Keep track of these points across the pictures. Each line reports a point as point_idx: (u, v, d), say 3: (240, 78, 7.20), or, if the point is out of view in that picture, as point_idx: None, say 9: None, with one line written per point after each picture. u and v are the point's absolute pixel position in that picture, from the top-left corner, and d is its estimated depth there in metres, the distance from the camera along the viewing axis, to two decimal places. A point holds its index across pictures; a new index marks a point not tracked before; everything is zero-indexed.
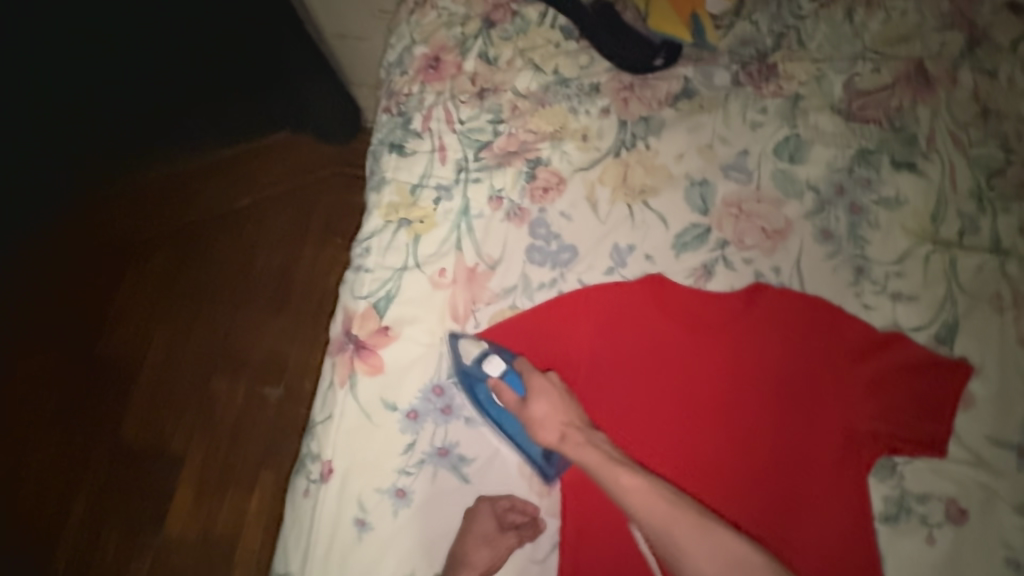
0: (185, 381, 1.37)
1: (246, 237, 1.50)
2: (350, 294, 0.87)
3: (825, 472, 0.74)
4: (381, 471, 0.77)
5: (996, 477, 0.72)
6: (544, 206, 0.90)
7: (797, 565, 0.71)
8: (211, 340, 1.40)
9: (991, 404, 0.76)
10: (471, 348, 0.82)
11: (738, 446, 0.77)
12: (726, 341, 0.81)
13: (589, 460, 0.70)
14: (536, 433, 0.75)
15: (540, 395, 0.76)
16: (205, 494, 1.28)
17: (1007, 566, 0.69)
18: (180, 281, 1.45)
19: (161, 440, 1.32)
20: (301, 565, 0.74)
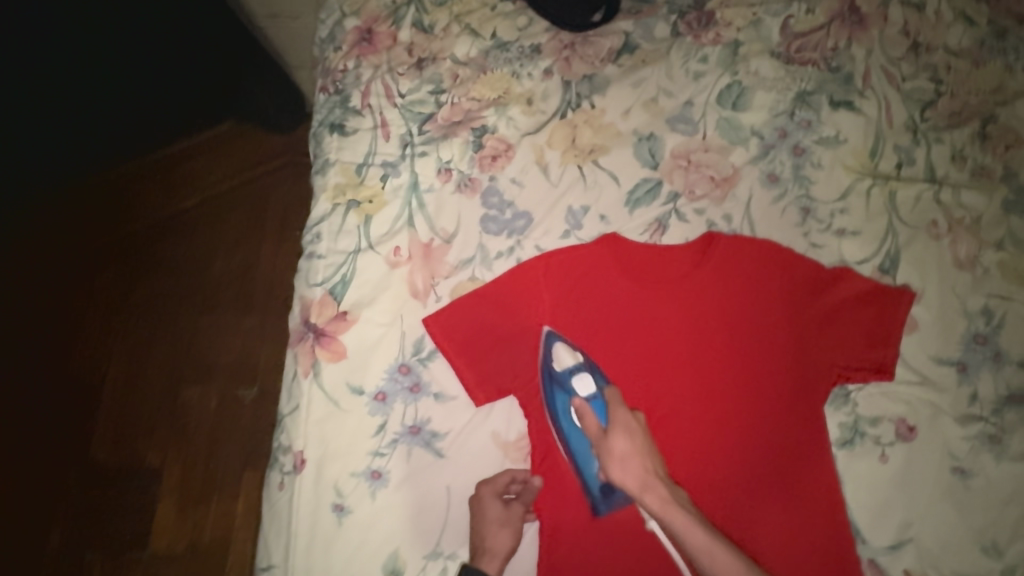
0: (152, 394, 1.32)
1: (197, 240, 1.43)
2: (304, 282, 0.85)
3: (806, 482, 0.74)
4: (354, 455, 0.76)
5: (940, 394, 0.77)
6: (494, 173, 0.89)
7: (769, 502, 0.74)
8: (175, 350, 1.35)
9: (933, 326, 0.80)
10: (564, 354, 0.78)
11: (709, 405, 0.77)
12: (700, 329, 0.80)
13: (677, 525, 0.68)
14: (612, 469, 0.72)
15: (623, 429, 0.74)
16: (186, 504, 1.26)
17: (954, 474, 0.73)
18: (134, 294, 1.39)
19: (134, 457, 1.28)
20: (283, 556, 0.74)
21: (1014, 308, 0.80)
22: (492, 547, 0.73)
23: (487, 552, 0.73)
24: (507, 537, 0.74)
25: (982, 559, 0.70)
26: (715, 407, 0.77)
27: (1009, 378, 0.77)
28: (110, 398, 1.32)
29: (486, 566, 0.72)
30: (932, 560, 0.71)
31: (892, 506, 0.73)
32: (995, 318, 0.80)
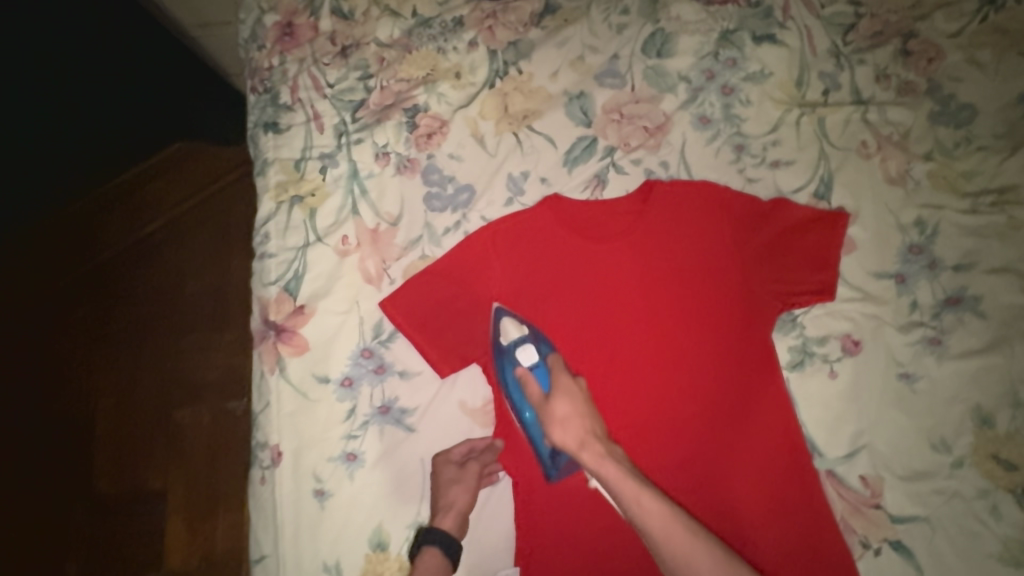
0: (146, 420, 1.32)
1: (167, 263, 1.40)
2: (259, 283, 0.86)
3: (742, 420, 0.77)
4: (329, 441, 0.79)
5: (882, 306, 0.80)
6: (431, 151, 0.90)
7: (728, 433, 0.77)
8: (162, 374, 1.35)
9: (870, 242, 0.82)
10: (511, 327, 0.78)
11: (663, 348, 0.80)
12: (640, 291, 0.82)
13: (609, 478, 0.67)
14: (552, 433, 0.72)
15: (564, 395, 0.74)
16: (194, 520, 1.26)
17: (899, 380, 0.77)
18: (114, 327, 1.37)
19: (139, 482, 1.28)
20: (273, 546, 0.76)
21: (945, 215, 0.83)
22: (447, 504, 0.75)
23: (444, 508, 0.75)
24: (463, 493, 0.76)
25: (933, 455, 0.74)
26: (668, 354, 0.79)
27: (946, 282, 0.80)
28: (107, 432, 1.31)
29: (441, 521, 0.75)
30: (885, 463, 0.75)
31: (845, 417, 0.76)
32: (928, 227, 0.82)
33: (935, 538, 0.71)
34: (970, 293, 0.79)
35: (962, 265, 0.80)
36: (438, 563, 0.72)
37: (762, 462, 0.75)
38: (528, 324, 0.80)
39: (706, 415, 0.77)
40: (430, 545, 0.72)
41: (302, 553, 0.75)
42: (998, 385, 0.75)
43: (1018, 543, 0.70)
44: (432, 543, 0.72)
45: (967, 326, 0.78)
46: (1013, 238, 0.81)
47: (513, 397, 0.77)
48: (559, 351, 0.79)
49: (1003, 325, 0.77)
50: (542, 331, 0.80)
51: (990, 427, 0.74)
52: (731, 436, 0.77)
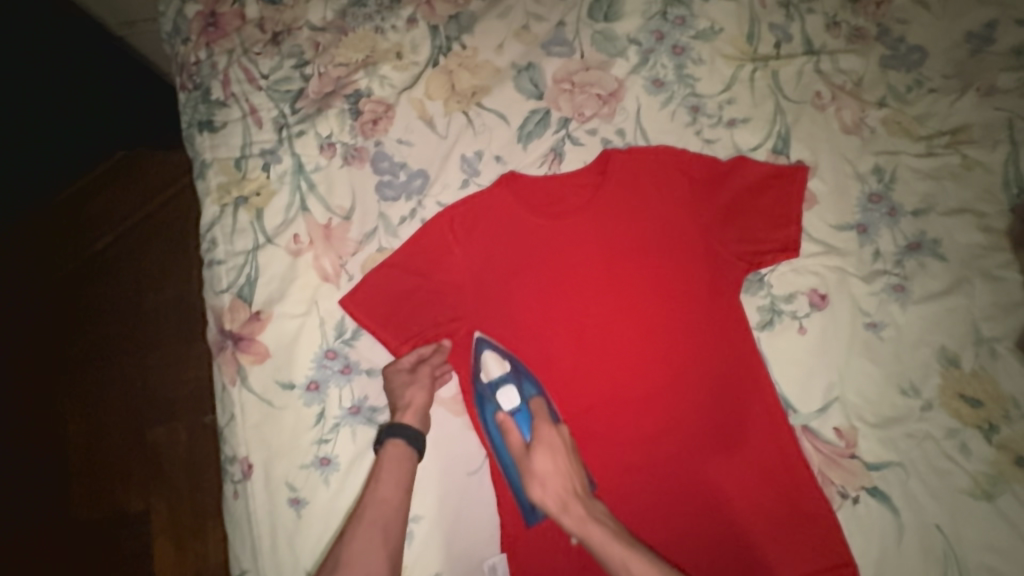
0: (117, 443, 1.21)
1: (122, 280, 1.28)
2: (210, 292, 0.82)
3: (720, 447, 0.76)
4: (300, 448, 0.76)
5: (845, 258, 0.79)
6: (378, 138, 0.86)
7: (701, 400, 0.76)
8: (130, 395, 1.23)
9: (829, 194, 0.82)
10: (492, 363, 0.77)
11: (632, 322, 0.79)
12: (608, 276, 0.80)
13: (592, 540, 0.67)
14: (532, 490, 0.71)
15: (546, 448, 0.73)
16: (182, 537, 1.18)
17: (866, 329, 0.77)
18: (71, 354, 1.25)
19: (118, 507, 1.19)
20: (253, 560, 0.74)
21: (901, 161, 0.83)
22: (408, 403, 0.75)
23: (405, 408, 0.75)
24: (422, 394, 0.76)
25: (903, 400, 0.75)
26: (637, 329, 0.79)
27: (906, 228, 0.80)
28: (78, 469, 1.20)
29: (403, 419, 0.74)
30: (857, 413, 0.75)
31: (816, 372, 0.77)
32: (886, 174, 0.82)
33: (909, 480, 0.72)
34: (929, 237, 0.79)
35: (920, 209, 0.81)
36: (404, 455, 0.73)
37: (738, 426, 0.76)
38: (510, 358, 0.78)
39: (680, 397, 0.77)
40: (394, 439, 0.73)
41: (285, 566, 0.73)
42: (960, 325, 0.76)
43: (987, 477, 0.71)
44: (396, 436, 0.73)
45: (928, 269, 0.78)
46: (966, 179, 0.82)
47: (493, 440, 0.77)
48: (542, 391, 0.78)
49: (962, 266, 0.78)
50: (524, 366, 0.78)
51: (956, 367, 0.75)
52: (706, 420, 0.76)
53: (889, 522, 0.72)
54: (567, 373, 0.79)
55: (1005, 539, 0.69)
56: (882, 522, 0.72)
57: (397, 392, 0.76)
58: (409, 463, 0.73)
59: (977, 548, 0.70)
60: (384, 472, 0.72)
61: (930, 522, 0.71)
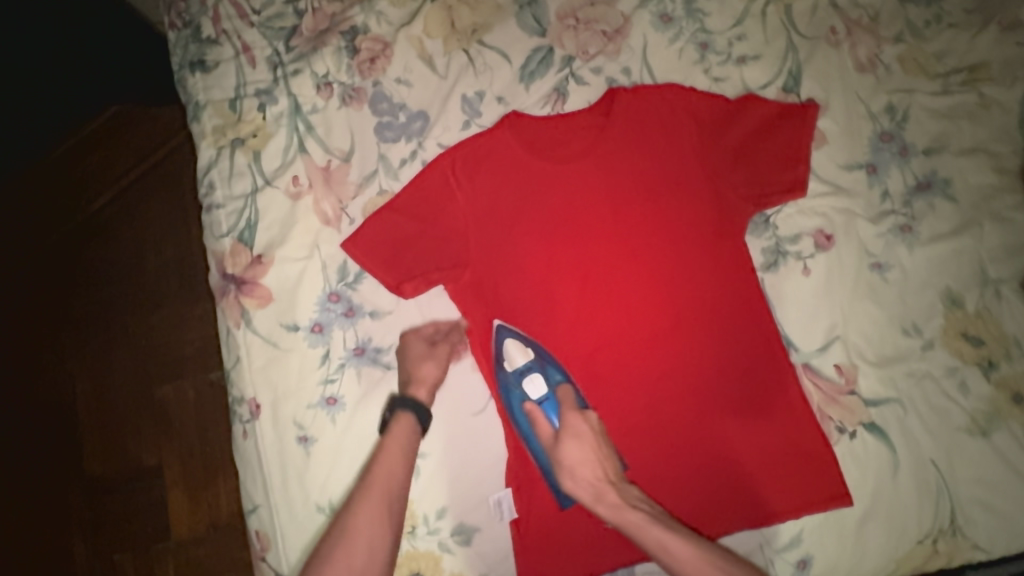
0: (126, 397, 1.15)
1: (125, 242, 1.19)
2: (210, 236, 0.81)
3: (734, 427, 0.75)
4: (306, 388, 0.77)
5: (853, 199, 0.78)
6: (376, 78, 0.83)
7: (714, 347, 0.76)
8: (139, 350, 1.16)
9: (840, 134, 0.80)
10: (515, 352, 0.75)
11: (645, 262, 0.78)
12: (622, 241, 0.79)
13: (631, 527, 0.64)
14: (563, 480, 0.70)
15: (573, 436, 0.70)
16: (194, 486, 1.13)
17: (872, 270, 0.77)
18: (75, 315, 1.18)
19: (132, 460, 1.13)
20: (264, 495, 0.76)
21: (915, 99, 0.80)
22: (419, 378, 0.76)
23: (414, 382, 0.76)
24: (434, 368, 0.76)
25: (905, 340, 0.75)
26: (644, 281, 0.78)
27: (916, 168, 0.78)
28: (87, 428, 1.15)
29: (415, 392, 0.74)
30: (859, 352, 0.76)
31: (819, 313, 0.76)
32: (899, 113, 0.80)
33: (907, 418, 0.73)
34: (940, 177, 0.78)
35: (933, 149, 0.79)
36: (411, 428, 0.72)
37: (746, 376, 0.75)
38: (534, 345, 0.76)
39: (692, 353, 0.76)
40: (404, 410, 0.72)
41: (310, 530, 0.75)
42: (967, 266, 0.76)
43: (984, 415, 0.73)
44: (405, 406, 0.72)
45: (937, 210, 0.77)
46: (982, 117, 0.80)
47: (522, 430, 0.75)
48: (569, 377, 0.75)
49: (972, 207, 0.77)
50: (547, 353, 0.76)
51: (960, 308, 0.75)
52: (715, 375, 0.75)
53: (885, 457, 0.73)
54: (581, 345, 0.77)
55: (995, 472, 0.72)
56: (878, 457, 0.73)
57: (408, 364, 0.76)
58: (417, 434, 0.72)
59: (968, 481, 0.72)
60: (390, 442, 0.70)
61: (926, 458, 0.73)
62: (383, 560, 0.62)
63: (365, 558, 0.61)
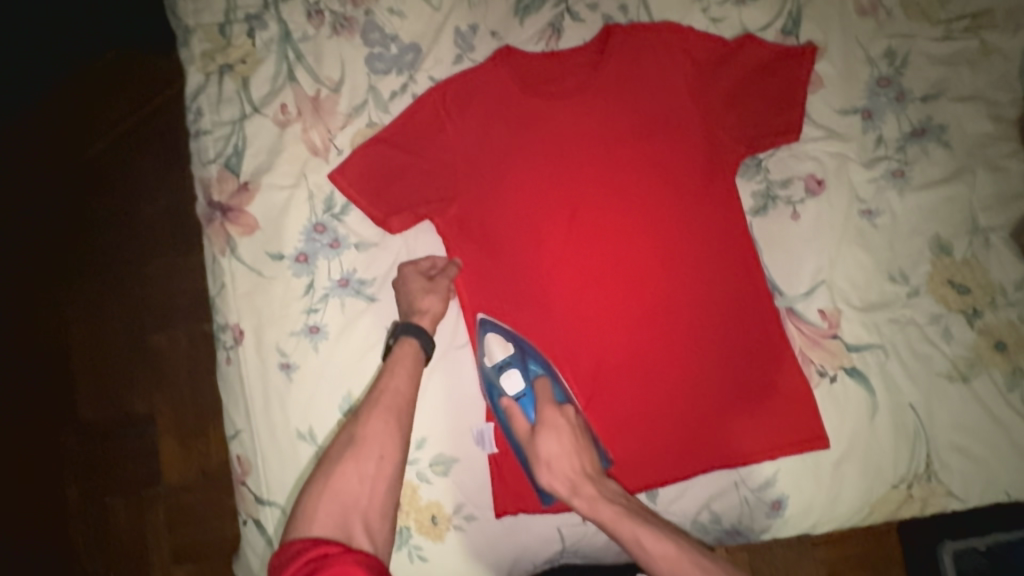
0: (117, 343, 1.11)
1: (120, 189, 1.12)
2: (197, 163, 0.80)
3: (711, 376, 0.73)
4: (289, 316, 0.77)
5: (847, 143, 0.77)
6: (369, 8, 0.82)
7: (693, 303, 0.74)
8: (131, 298, 1.11)
9: (837, 78, 0.78)
10: (495, 346, 0.75)
11: (627, 220, 0.76)
12: (608, 186, 0.77)
13: (605, 520, 0.67)
14: (541, 476, 0.70)
15: (551, 430, 0.70)
16: (185, 436, 1.09)
17: (861, 216, 0.76)
18: (71, 262, 1.11)
19: (123, 407, 1.09)
20: (246, 420, 0.77)
21: (916, 45, 0.79)
22: (420, 310, 0.75)
23: (419, 315, 0.75)
24: (436, 301, 0.75)
25: (891, 286, 0.75)
26: (626, 229, 0.76)
27: (912, 114, 0.77)
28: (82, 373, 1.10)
29: (420, 320, 0.74)
30: (844, 296, 0.75)
31: (807, 257, 0.76)
32: (898, 58, 0.79)
33: (888, 362, 0.74)
34: (936, 123, 0.77)
35: (930, 95, 0.78)
36: (415, 352, 0.72)
37: (728, 321, 0.74)
38: (513, 337, 0.75)
39: (671, 306, 0.74)
40: (407, 336, 0.73)
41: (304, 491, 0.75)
42: (958, 213, 0.75)
43: (965, 361, 0.73)
44: (409, 334, 0.72)
45: (931, 157, 0.77)
46: (982, 65, 0.78)
47: (500, 422, 0.74)
48: (549, 369, 0.74)
49: (966, 155, 0.77)
50: (527, 346, 0.75)
51: (948, 255, 0.75)
52: (692, 327, 0.74)
53: (864, 400, 0.74)
54: (558, 298, 0.76)
55: (972, 417, 0.73)
56: (857, 401, 0.74)
57: (410, 299, 0.75)
58: (421, 360, 0.72)
59: (945, 427, 0.73)
60: (394, 364, 0.71)
61: (905, 402, 0.73)
62: (384, 493, 0.63)
63: (367, 489, 0.63)
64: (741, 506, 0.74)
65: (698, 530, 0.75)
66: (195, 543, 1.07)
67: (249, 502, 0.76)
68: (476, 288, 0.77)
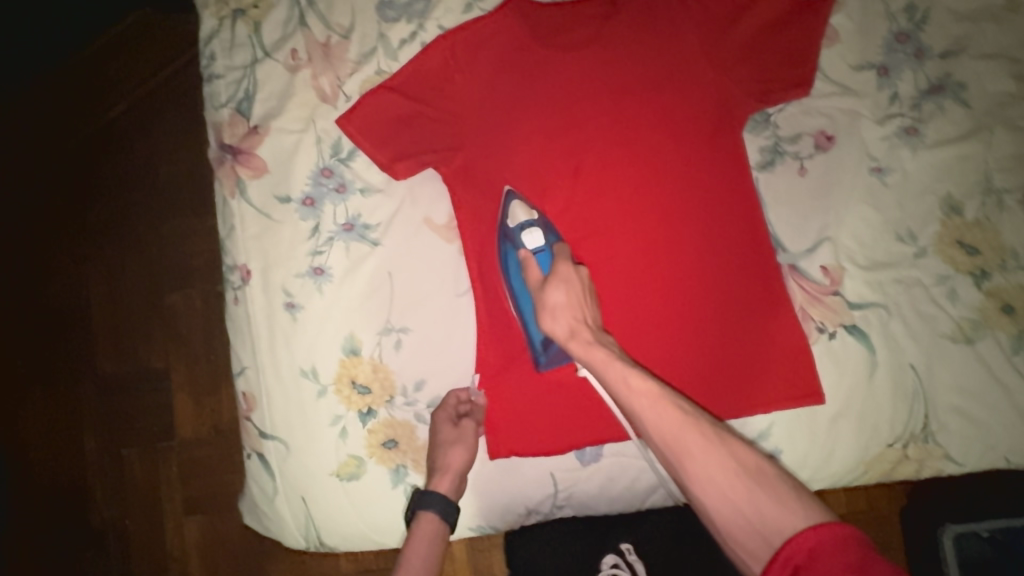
0: (135, 301, 1.07)
1: (138, 151, 1.08)
2: (210, 107, 0.82)
3: (710, 323, 0.73)
4: (295, 258, 0.79)
5: (860, 99, 0.76)
6: None
7: (700, 233, 0.74)
8: (147, 256, 1.07)
9: (854, 32, 0.77)
10: (520, 211, 0.73)
11: (637, 141, 0.75)
12: (615, 126, 0.76)
13: (597, 363, 0.62)
14: (543, 321, 0.67)
15: (562, 282, 0.67)
16: (198, 392, 1.06)
17: (871, 174, 0.75)
18: (88, 220, 1.07)
19: (139, 360, 1.06)
20: (252, 357, 0.79)
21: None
22: (443, 465, 0.75)
23: (440, 470, 0.75)
24: (461, 455, 0.75)
25: (898, 246, 0.74)
26: (633, 183, 0.75)
27: (930, 71, 0.75)
28: (99, 326, 1.06)
29: (438, 484, 0.74)
30: (848, 254, 0.75)
31: (812, 214, 0.75)
32: (919, 12, 0.76)
33: (890, 322, 0.73)
34: (954, 80, 0.75)
35: (950, 51, 0.76)
36: (436, 525, 0.73)
37: (729, 275, 0.74)
38: (539, 210, 0.74)
39: (676, 252, 0.74)
40: (426, 510, 0.73)
41: (305, 432, 0.77)
42: (972, 173, 0.74)
43: (970, 323, 0.72)
44: (428, 508, 0.72)
45: (946, 115, 0.75)
46: (1007, 21, 0.76)
47: (515, 286, 0.73)
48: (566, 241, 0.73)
49: (984, 113, 0.75)
50: (549, 218, 0.74)
51: (958, 215, 0.74)
52: (694, 278, 0.74)
53: (864, 359, 0.73)
54: (565, 235, 0.76)
55: (976, 380, 0.72)
56: (856, 358, 0.73)
57: (436, 452, 0.75)
58: (443, 536, 0.73)
59: (947, 389, 0.72)
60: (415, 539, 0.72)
61: (905, 362, 0.73)
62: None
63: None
64: None
65: None
66: (208, 492, 1.04)
67: (253, 436, 0.79)
68: (480, 226, 0.76)
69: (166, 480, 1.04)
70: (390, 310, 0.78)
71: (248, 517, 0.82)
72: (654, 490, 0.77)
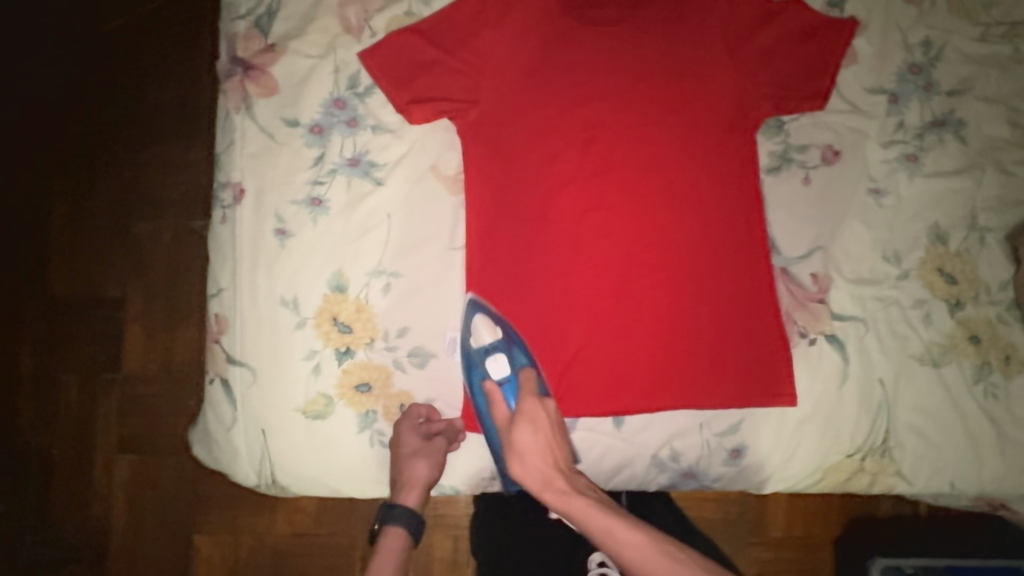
0: (101, 225, 1.01)
1: (132, 68, 1.03)
2: (226, 18, 0.79)
3: (690, 319, 0.74)
4: (294, 184, 0.77)
5: (868, 121, 0.79)
6: None
7: (696, 233, 0.75)
8: (120, 179, 1.02)
9: (872, 57, 0.80)
10: (483, 330, 0.74)
11: (648, 143, 0.76)
12: (631, 118, 0.76)
13: (573, 512, 0.63)
14: (512, 464, 0.68)
15: (528, 421, 0.68)
16: (153, 327, 1.00)
17: (868, 194, 0.78)
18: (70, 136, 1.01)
19: (94, 284, 1.00)
20: (230, 280, 0.76)
21: (953, 41, 0.80)
22: (409, 480, 0.72)
23: (406, 485, 0.72)
24: (425, 469, 0.72)
25: (883, 266, 0.77)
26: (640, 170, 0.76)
27: (935, 106, 0.79)
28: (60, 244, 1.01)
29: (404, 498, 0.72)
30: (837, 266, 0.77)
31: (809, 223, 0.78)
32: (933, 50, 0.80)
33: (866, 335, 0.76)
34: (956, 117, 0.79)
35: (956, 91, 0.79)
36: (402, 541, 0.72)
37: (719, 270, 0.75)
38: (501, 321, 0.74)
39: (667, 248, 0.75)
40: (392, 524, 0.72)
41: (277, 365, 0.75)
42: (960, 207, 0.78)
43: (939, 347, 0.76)
44: (393, 523, 0.72)
45: (945, 148, 0.79)
46: (1011, 72, 0.80)
47: (478, 407, 0.74)
48: (534, 362, 0.74)
49: (978, 153, 0.79)
50: (516, 331, 0.74)
51: (942, 244, 0.77)
52: (684, 272, 0.75)
53: (837, 368, 0.76)
54: (560, 214, 0.75)
55: (937, 403, 0.75)
56: (830, 365, 0.76)
57: (402, 465, 0.72)
58: (406, 550, 0.72)
59: (908, 407, 0.76)
60: (380, 557, 0.70)
61: (875, 377, 0.76)
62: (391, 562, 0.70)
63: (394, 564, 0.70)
64: (701, 447, 0.76)
65: (655, 465, 0.77)
66: (145, 435, 0.98)
67: (220, 361, 0.76)
68: (483, 192, 0.76)
69: (103, 415, 0.99)
70: (383, 255, 0.76)
71: (197, 447, 0.78)
72: (618, 473, 0.77)
